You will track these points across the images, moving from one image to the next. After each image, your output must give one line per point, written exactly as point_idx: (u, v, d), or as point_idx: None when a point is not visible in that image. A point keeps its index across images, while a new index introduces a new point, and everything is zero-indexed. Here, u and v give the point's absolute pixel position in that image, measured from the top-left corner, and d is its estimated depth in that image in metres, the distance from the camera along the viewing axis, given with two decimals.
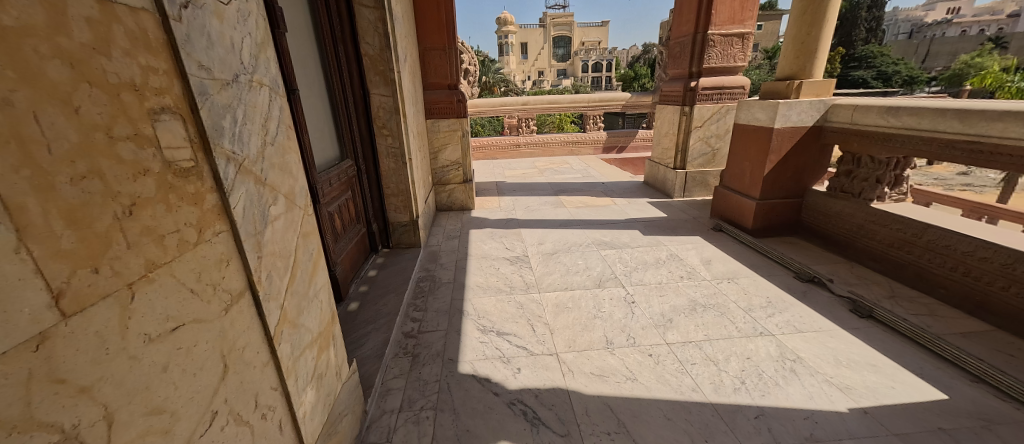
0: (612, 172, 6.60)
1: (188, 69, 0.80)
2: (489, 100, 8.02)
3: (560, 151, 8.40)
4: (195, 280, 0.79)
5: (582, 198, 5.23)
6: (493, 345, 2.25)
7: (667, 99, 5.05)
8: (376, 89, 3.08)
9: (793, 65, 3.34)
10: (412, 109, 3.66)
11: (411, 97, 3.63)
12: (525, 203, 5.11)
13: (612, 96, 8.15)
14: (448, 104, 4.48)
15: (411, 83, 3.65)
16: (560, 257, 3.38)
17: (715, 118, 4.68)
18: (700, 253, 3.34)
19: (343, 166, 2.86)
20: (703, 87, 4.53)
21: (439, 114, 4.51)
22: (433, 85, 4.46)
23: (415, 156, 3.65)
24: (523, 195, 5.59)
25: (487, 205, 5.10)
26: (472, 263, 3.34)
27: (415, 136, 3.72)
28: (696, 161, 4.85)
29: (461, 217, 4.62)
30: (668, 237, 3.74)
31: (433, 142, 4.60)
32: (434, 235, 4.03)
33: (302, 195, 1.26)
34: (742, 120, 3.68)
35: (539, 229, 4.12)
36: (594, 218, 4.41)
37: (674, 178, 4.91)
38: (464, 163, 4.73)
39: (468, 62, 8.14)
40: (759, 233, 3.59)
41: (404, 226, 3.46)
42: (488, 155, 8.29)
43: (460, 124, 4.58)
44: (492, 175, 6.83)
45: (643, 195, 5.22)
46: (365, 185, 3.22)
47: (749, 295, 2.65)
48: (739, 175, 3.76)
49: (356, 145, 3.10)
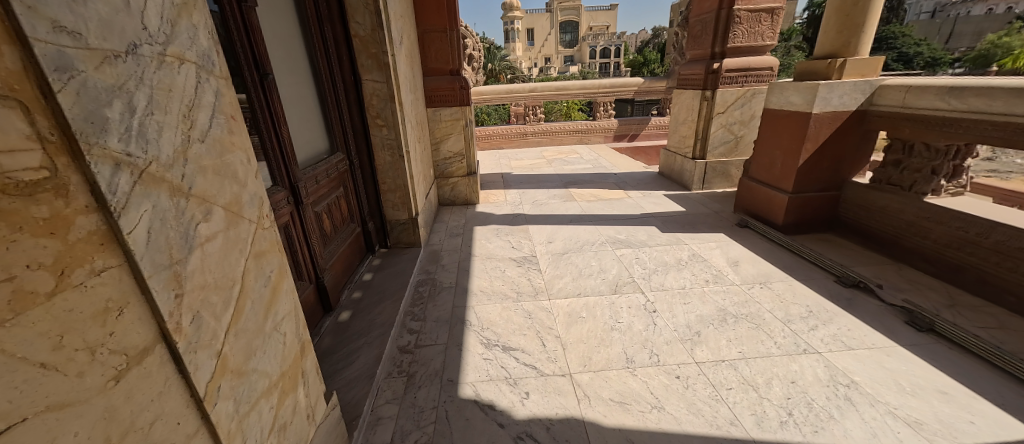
0: (624, 163, 6.26)
1: (30, 30, 0.53)
2: (495, 87, 7.67)
3: (569, 140, 8.05)
4: (50, 347, 0.55)
5: (593, 191, 4.92)
6: (498, 364, 2.00)
7: (686, 83, 4.68)
8: (368, 74, 2.79)
9: (835, 42, 2.96)
10: (411, 96, 3.37)
11: (409, 84, 3.33)
12: (533, 197, 4.82)
13: (624, 81, 7.73)
14: (450, 92, 4.18)
15: (408, 69, 3.35)
16: (572, 258, 3.11)
17: (739, 103, 4.30)
18: (726, 252, 3.04)
19: (333, 160, 2.59)
20: (727, 70, 4.15)
21: (441, 102, 4.21)
22: (434, 71, 4.15)
23: (414, 148, 3.38)
24: (530, 187, 5.30)
25: (493, 199, 4.82)
26: (475, 265, 3.08)
27: (414, 126, 3.43)
28: (717, 151, 4.50)
29: (465, 212, 4.35)
30: (689, 234, 3.44)
31: (434, 132, 4.31)
32: (436, 233, 3.77)
33: (253, 205, 1.00)
34: (773, 104, 3.33)
35: (548, 226, 3.84)
36: (607, 213, 4.12)
37: (693, 169, 4.57)
38: (467, 154, 4.45)
39: (472, 47, 7.76)
40: (790, 229, 3.27)
41: (402, 224, 3.21)
42: (494, 145, 7.98)
43: (463, 113, 4.28)
44: (498, 166, 6.53)
45: (658, 187, 4.90)
46: (359, 180, 2.96)
47: (786, 303, 2.36)
48: (767, 165, 3.42)
49: (348, 137, 2.82)
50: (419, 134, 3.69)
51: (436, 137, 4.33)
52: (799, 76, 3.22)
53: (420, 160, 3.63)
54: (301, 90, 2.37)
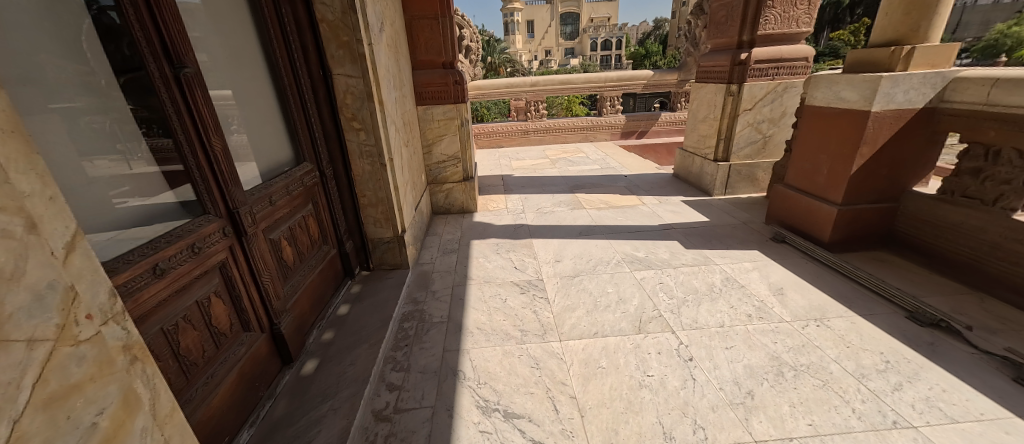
0: (634, 163, 5.79)
1: None
2: (495, 81, 7.17)
3: (574, 138, 7.56)
4: None
5: (604, 195, 4.46)
6: (498, 440, 1.56)
7: (707, 76, 4.19)
8: (340, 67, 2.31)
9: (900, 25, 2.48)
10: (395, 93, 2.89)
11: (393, 79, 2.87)
12: (537, 203, 4.37)
13: (632, 74, 7.21)
14: (443, 88, 3.70)
15: (392, 62, 2.88)
16: (584, 283, 2.66)
17: (769, 98, 3.82)
18: (765, 276, 2.60)
19: (296, 172, 2.13)
20: (757, 60, 3.67)
21: (433, 99, 3.73)
22: (424, 65, 3.68)
23: (401, 154, 2.92)
24: (534, 192, 4.83)
25: (492, 206, 4.35)
26: (471, 292, 2.63)
27: (400, 128, 2.97)
28: (743, 152, 4.02)
29: (461, 223, 3.90)
30: (718, 251, 2.99)
31: (426, 134, 3.84)
32: (427, 249, 3.32)
33: (50, 303, 0.59)
34: (818, 101, 2.86)
35: (555, 240, 3.38)
36: (622, 223, 3.66)
37: (715, 172, 4.10)
38: (463, 158, 3.99)
39: (470, 37, 7.26)
40: (837, 247, 2.82)
41: (386, 242, 2.76)
42: (494, 143, 7.50)
43: (457, 111, 3.82)
44: (498, 167, 6.06)
45: (675, 192, 4.43)
46: (334, 193, 2.51)
47: (853, 350, 1.91)
48: (810, 172, 2.96)
49: (319, 143, 2.36)
50: (407, 136, 3.22)
51: (427, 139, 3.86)
52: (851, 67, 2.75)
53: (408, 166, 3.17)
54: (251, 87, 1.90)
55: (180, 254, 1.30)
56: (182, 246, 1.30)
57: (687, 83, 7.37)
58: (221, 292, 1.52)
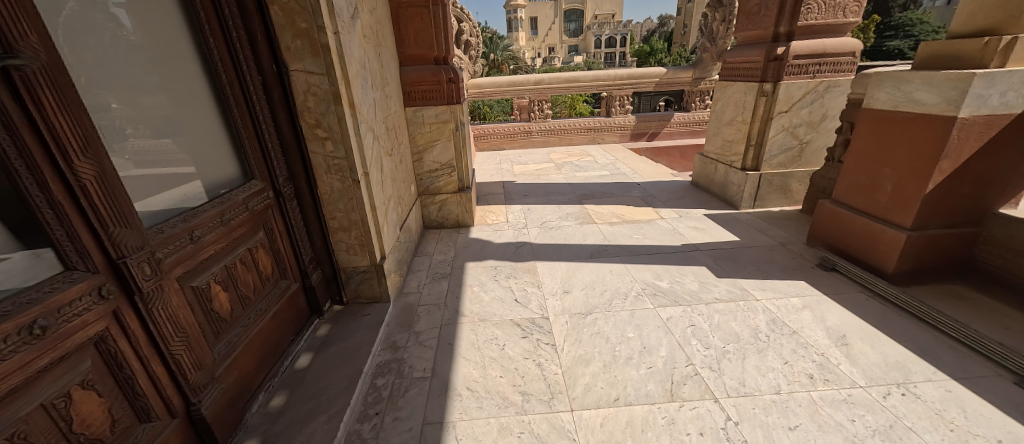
0: (647, 168, 5.31)
1: None
2: (496, 79, 6.71)
3: (580, 140, 7.08)
4: None
5: (616, 206, 4.00)
6: None
7: (735, 73, 3.71)
8: (299, 62, 1.85)
9: (994, 11, 2.01)
10: (375, 94, 2.43)
11: (372, 76, 2.40)
12: (541, 216, 3.91)
13: (644, 72, 6.71)
14: (434, 87, 3.25)
15: (371, 56, 2.41)
16: (598, 324, 2.20)
17: (808, 99, 3.34)
18: (820, 318, 2.13)
19: (239, 195, 1.67)
20: (796, 55, 3.19)
21: (423, 100, 3.27)
22: (413, 60, 3.21)
23: (381, 166, 2.46)
24: (537, 201, 4.37)
25: (491, 218, 3.90)
26: (462, 334, 2.18)
27: (381, 135, 2.50)
28: (776, 160, 3.54)
29: (455, 240, 3.45)
30: (757, 281, 2.53)
31: (416, 139, 3.38)
32: (414, 275, 2.86)
33: None
34: (881, 103, 2.39)
35: (563, 263, 2.93)
36: (639, 242, 3.19)
37: (743, 182, 3.63)
38: (458, 166, 3.54)
39: (470, 32, 6.78)
40: (904, 280, 2.34)
41: (362, 272, 2.31)
42: (495, 145, 7.04)
43: (450, 113, 3.35)
44: (499, 172, 5.60)
45: (696, 204, 3.96)
46: (295, 216, 2.05)
47: (959, 435, 1.45)
48: (870, 188, 2.48)
49: (274, 155, 1.90)
50: (391, 143, 2.76)
51: (418, 144, 3.40)
52: (923, 63, 2.28)
53: (392, 180, 2.71)
54: (175, 85, 1.45)
55: (5, 342, 0.86)
56: (8, 330, 0.86)
57: (702, 81, 6.86)
58: (98, 378, 1.08)
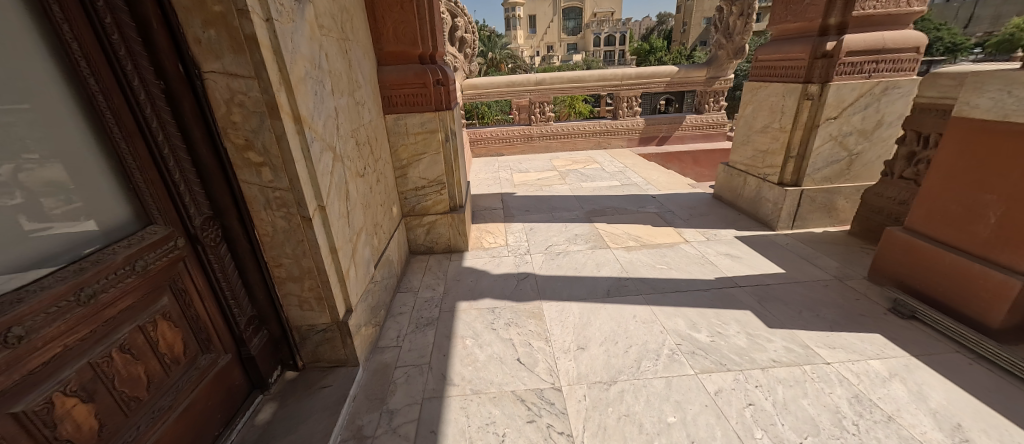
0: (661, 178, 4.80)
1: None
2: (494, 79, 6.20)
3: (585, 144, 6.56)
4: None
5: (632, 225, 3.49)
6: None
7: (770, 72, 3.20)
8: (216, 60, 1.33)
9: None
10: (338, 101, 1.90)
11: (333, 79, 1.87)
12: (546, 237, 3.40)
13: (654, 71, 6.19)
14: (419, 90, 2.72)
15: (330, 52, 1.88)
16: (626, 400, 1.70)
17: (861, 103, 2.83)
18: (917, 395, 1.63)
19: (122, 253, 1.15)
20: (849, 52, 2.69)
21: (406, 106, 2.75)
22: (393, 59, 2.69)
23: (349, 192, 1.94)
24: (541, 218, 3.86)
25: (488, 240, 3.38)
26: (450, 415, 1.67)
27: (347, 152, 1.97)
28: (820, 174, 3.04)
29: (446, 270, 2.93)
30: (820, 333, 2.02)
31: (398, 152, 2.86)
32: (393, 321, 2.34)
33: None
34: (982, 111, 1.87)
35: (575, 303, 2.43)
36: (664, 273, 2.68)
37: (782, 200, 3.12)
38: (449, 182, 3.03)
39: (465, 28, 6.26)
40: (1013, 337, 1.84)
41: (321, 331, 1.79)
42: (492, 151, 6.52)
43: (438, 121, 2.83)
44: (496, 182, 5.08)
45: (723, 223, 3.45)
46: (226, 266, 1.53)
47: None
48: (962, 217, 1.97)
49: (188, 188, 1.38)
50: (363, 160, 2.23)
51: (400, 158, 2.88)
52: None
53: (365, 206, 2.19)
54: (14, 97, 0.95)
55: None
56: None
57: (716, 81, 6.34)
58: None
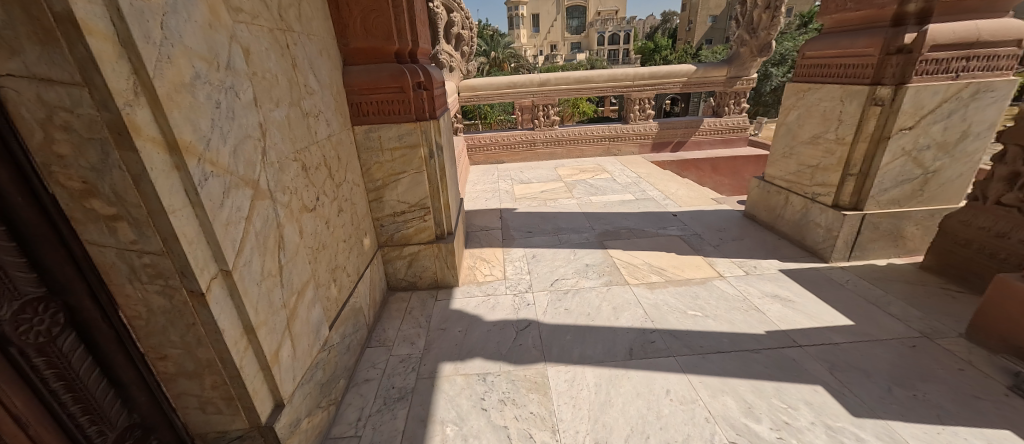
0: (680, 192, 4.26)
1: None
2: (494, 80, 5.67)
3: (593, 151, 6.02)
4: None
5: (653, 253, 2.96)
6: None
7: (824, 72, 2.65)
8: (18, 55, 0.80)
9: None
10: (267, 114, 1.37)
11: (258, 84, 1.34)
12: (551, 268, 2.88)
13: (669, 70, 5.63)
14: (394, 95, 2.20)
15: (256, 46, 1.35)
16: None
17: (943, 110, 2.28)
18: None
19: None
20: (932, 46, 2.14)
21: (379, 115, 2.23)
22: (361, 56, 2.16)
23: (284, 238, 1.41)
24: (545, 241, 3.33)
25: (482, 272, 2.86)
26: None
27: (283, 183, 1.45)
28: (886, 196, 2.49)
29: (430, 314, 2.41)
30: (927, 428, 1.48)
31: (371, 170, 2.34)
32: (355, 393, 1.82)
33: None
34: None
35: (589, 368, 1.90)
36: (699, 323, 2.15)
37: (838, 226, 2.58)
38: (434, 206, 2.51)
39: (462, 24, 5.73)
40: None
41: (237, 438, 1.28)
42: (492, 158, 6.00)
43: (419, 132, 2.30)
44: (495, 195, 4.56)
45: (762, 250, 2.91)
46: (70, 368, 1.01)
47: None
48: None
49: None
50: (314, 189, 1.71)
51: (374, 178, 2.36)
52: None
53: (315, 250, 1.66)
54: None
55: None
56: None
57: (738, 81, 5.77)
58: None
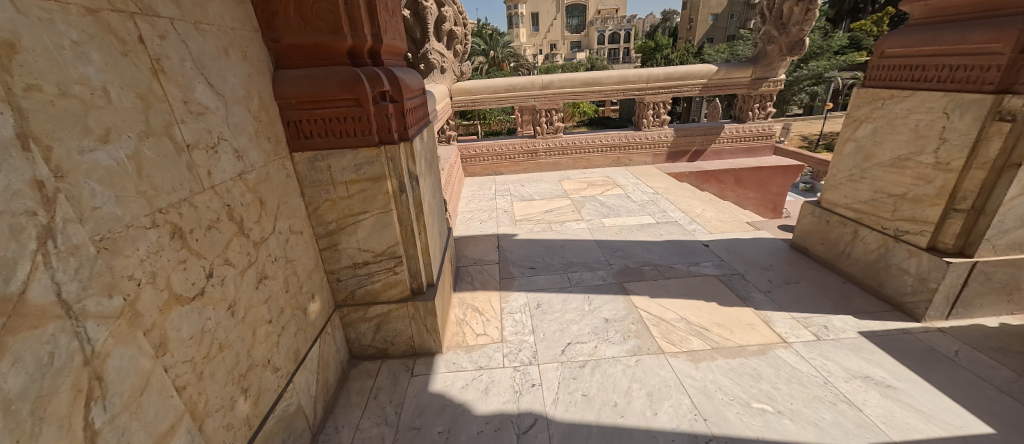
0: (707, 214, 3.65)
1: None
2: (490, 83, 5.05)
3: (601, 161, 5.41)
4: None
5: (688, 303, 2.35)
6: None
7: (916, 75, 2.04)
8: None
9: None
10: (66, 161, 0.76)
11: (32, 105, 0.71)
12: (561, 323, 2.27)
13: (687, 71, 5.02)
14: (347, 110, 1.58)
15: (32, 36, 0.73)
16: None
17: None
18: None
19: None
20: None
21: (327, 136, 1.61)
22: (299, 55, 1.54)
23: (106, 378, 0.79)
24: (552, 281, 2.72)
25: (473, 330, 2.25)
26: None
27: (111, 277, 0.83)
28: (1006, 238, 1.89)
29: (401, 400, 1.80)
30: None
31: (320, 210, 1.72)
32: None
33: None
34: None
35: None
36: (773, 427, 1.54)
37: (937, 277, 1.97)
38: (408, 254, 1.89)
39: (454, 21, 5.12)
40: None
41: None
42: (489, 169, 5.39)
43: (383, 160, 1.68)
44: (491, 216, 3.95)
45: (827, 300, 2.30)
46: None
47: None
48: None
49: None
50: (202, 263, 1.09)
51: (325, 221, 1.74)
52: None
53: (199, 363, 1.05)
54: None
55: None
56: None
57: (764, 82, 5.14)
58: None
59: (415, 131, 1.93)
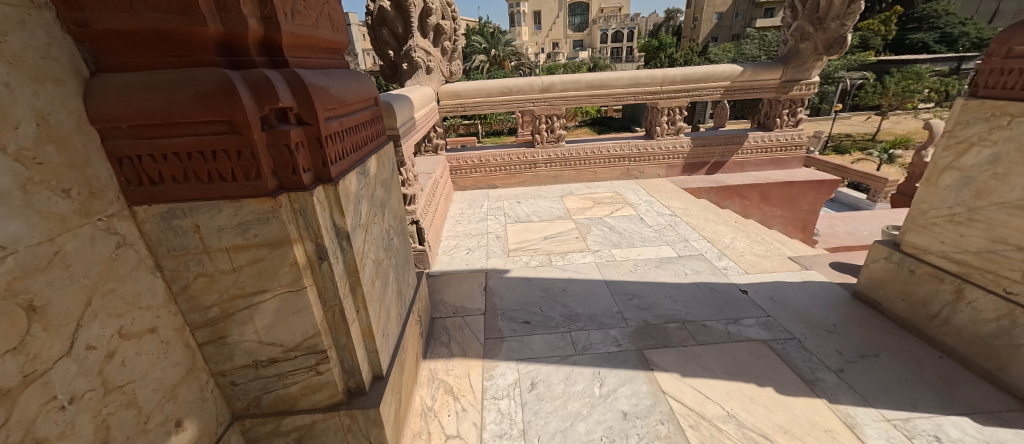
0: (739, 245, 3.04)
1: None
2: (482, 85, 4.44)
3: (608, 173, 4.80)
4: None
5: (735, 388, 1.74)
6: None
7: None
8: None
9: None
10: None
11: None
12: (563, 417, 1.67)
13: (707, 72, 4.40)
14: (215, 140, 0.97)
15: None
16: None
17: None
18: None
19: None
20: None
21: (187, 180, 1.00)
22: (131, 48, 0.93)
23: None
24: (551, 343, 2.12)
25: (444, 428, 1.65)
26: None
27: None
28: None
29: None
30: None
31: (191, 290, 1.11)
32: None
33: None
34: None
35: None
36: None
37: None
38: (338, 344, 1.28)
39: (443, 14, 4.51)
40: None
41: None
42: (481, 182, 4.78)
43: (284, 215, 1.06)
44: (481, 244, 3.35)
45: (926, 388, 1.69)
46: None
47: None
48: None
49: None
50: None
51: (201, 305, 1.13)
52: None
53: None
54: None
55: None
56: None
57: (795, 85, 4.52)
58: None
59: (352, 164, 1.31)
